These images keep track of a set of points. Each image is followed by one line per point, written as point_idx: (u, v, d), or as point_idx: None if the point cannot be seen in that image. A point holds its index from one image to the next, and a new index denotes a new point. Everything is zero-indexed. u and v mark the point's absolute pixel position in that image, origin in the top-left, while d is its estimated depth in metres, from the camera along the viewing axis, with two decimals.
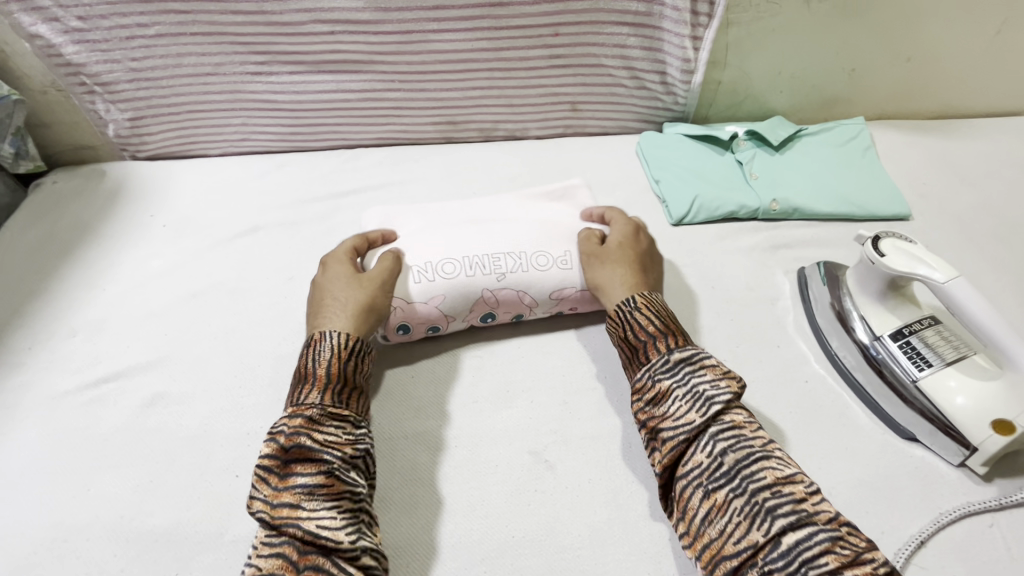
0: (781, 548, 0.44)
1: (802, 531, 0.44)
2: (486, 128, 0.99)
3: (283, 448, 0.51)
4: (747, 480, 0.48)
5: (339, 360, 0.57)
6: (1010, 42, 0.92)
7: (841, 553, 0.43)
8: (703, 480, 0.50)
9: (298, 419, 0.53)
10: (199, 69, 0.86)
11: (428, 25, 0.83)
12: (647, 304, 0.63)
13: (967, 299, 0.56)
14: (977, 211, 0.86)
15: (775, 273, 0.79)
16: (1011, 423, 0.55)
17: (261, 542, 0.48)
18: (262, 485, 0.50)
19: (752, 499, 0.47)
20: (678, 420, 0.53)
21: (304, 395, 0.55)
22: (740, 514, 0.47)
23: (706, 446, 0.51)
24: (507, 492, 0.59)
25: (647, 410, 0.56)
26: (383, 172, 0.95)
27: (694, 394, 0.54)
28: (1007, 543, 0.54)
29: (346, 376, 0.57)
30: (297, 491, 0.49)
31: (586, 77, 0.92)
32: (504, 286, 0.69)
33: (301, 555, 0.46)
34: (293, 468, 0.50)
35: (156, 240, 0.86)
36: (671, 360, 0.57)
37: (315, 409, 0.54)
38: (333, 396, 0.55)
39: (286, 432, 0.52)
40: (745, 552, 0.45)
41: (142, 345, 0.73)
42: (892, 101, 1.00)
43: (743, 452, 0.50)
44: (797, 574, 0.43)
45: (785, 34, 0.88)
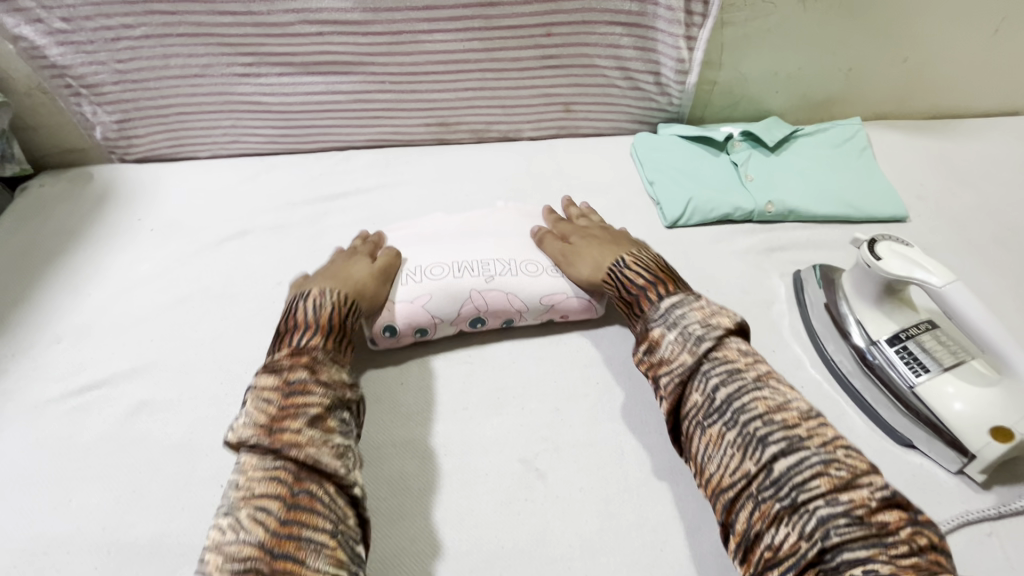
0: (772, 477, 0.46)
1: (793, 458, 0.46)
2: (479, 130, 0.98)
3: (286, 381, 0.52)
4: (738, 413, 0.49)
5: (339, 313, 0.60)
6: (1007, 42, 0.91)
7: (835, 477, 0.44)
8: (700, 418, 0.51)
9: (301, 356, 0.55)
10: (186, 71, 0.85)
11: (419, 25, 0.82)
12: (635, 261, 0.65)
13: (964, 304, 0.55)
14: (975, 213, 0.85)
15: (770, 276, 0.78)
16: (1010, 431, 0.54)
17: (253, 464, 0.47)
18: (261, 414, 0.50)
19: (744, 431, 0.48)
20: (673, 363, 0.54)
21: (302, 337, 0.57)
22: (734, 446, 0.48)
23: (699, 384, 0.52)
24: (496, 501, 0.58)
25: (644, 359, 0.57)
26: (374, 174, 0.94)
27: (682, 334, 0.55)
28: (1005, 552, 0.53)
29: (344, 328, 0.60)
30: (301, 419, 0.50)
31: (580, 77, 0.90)
32: (492, 288, 0.69)
33: (297, 480, 0.47)
34: (295, 400, 0.51)
35: (143, 244, 0.85)
36: (662, 307, 0.58)
37: (318, 351, 0.56)
38: (333, 344, 0.58)
39: (289, 369, 0.53)
40: (740, 483, 0.47)
41: (127, 351, 0.72)
42: (890, 101, 0.99)
43: (734, 385, 0.51)
44: (789, 501, 0.44)
45: (780, 33, 0.87)
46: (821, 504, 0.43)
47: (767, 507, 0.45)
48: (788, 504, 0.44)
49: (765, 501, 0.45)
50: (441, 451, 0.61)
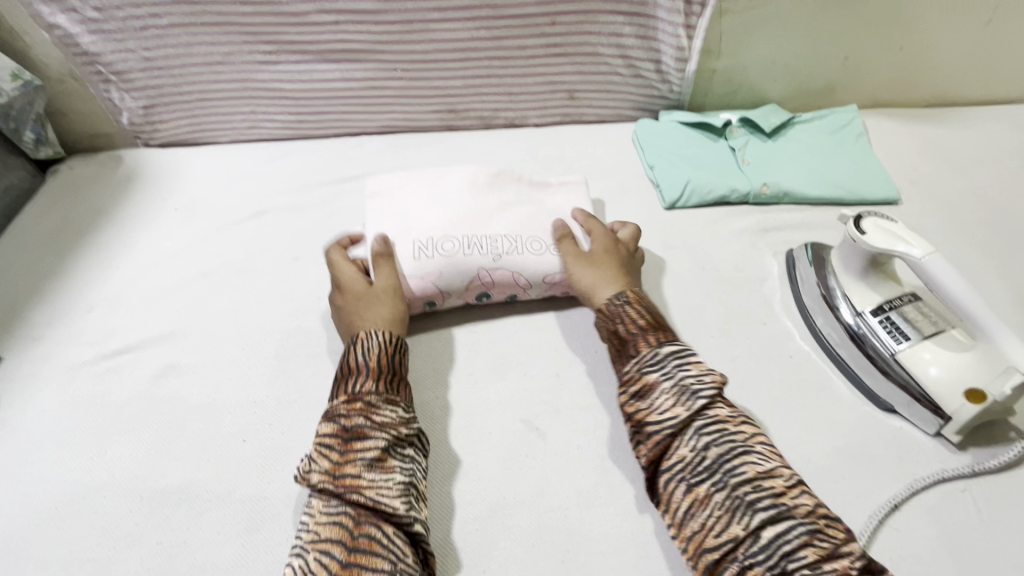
0: (760, 541, 0.48)
1: (781, 524, 0.48)
2: (487, 116, 1.02)
3: (345, 428, 0.55)
4: (728, 475, 0.51)
5: (388, 353, 0.61)
6: (1001, 31, 0.93)
7: (819, 547, 0.46)
8: (686, 475, 0.53)
9: (357, 404, 0.56)
10: (209, 58, 0.90)
11: (430, 14, 0.86)
12: (636, 299, 0.66)
13: (943, 274, 0.58)
14: (966, 197, 0.88)
15: (764, 254, 0.81)
16: (982, 392, 0.56)
17: (318, 510, 0.51)
18: (323, 459, 0.53)
19: (733, 493, 0.50)
20: (663, 414, 0.56)
21: (357, 383, 0.58)
22: (722, 508, 0.50)
23: (691, 441, 0.54)
24: (499, 456, 0.62)
25: (633, 403, 0.58)
26: (385, 158, 0.98)
27: (677, 389, 0.56)
28: (977, 507, 0.56)
29: (395, 367, 0.61)
30: (359, 463, 0.53)
31: (583, 65, 0.94)
32: (499, 267, 0.73)
33: (356, 525, 0.50)
34: (354, 446, 0.54)
35: (168, 222, 0.90)
36: (660, 354, 0.59)
37: (373, 396, 0.57)
38: (385, 385, 0.59)
39: (346, 415, 0.55)
40: (727, 544, 0.49)
41: (155, 320, 0.77)
42: (886, 89, 1.01)
43: (726, 447, 0.53)
44: (774, 568, 0.46)
45: (778, 22, 0.90)
46: (805, 571, 0.46)
47: (751, 570, 0.47)
48: (774, 571, 0.46)
49: (751, 566, 0.47)
50: (447, 412, 0.66)
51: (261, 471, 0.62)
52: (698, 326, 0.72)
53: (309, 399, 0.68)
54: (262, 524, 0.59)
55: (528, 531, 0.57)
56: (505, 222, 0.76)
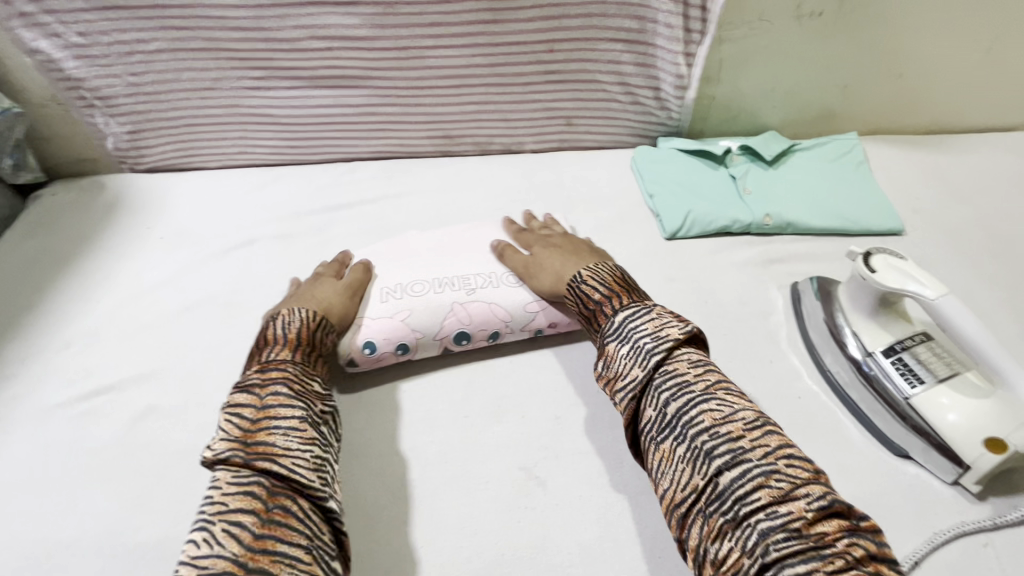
0: (718, 490, 0.45)
1: (736, 469, 0.45)
2: (482, 142, 1.00)
3: (260, 396, 0.53)
4: (687, 426, 0.49)
5: (308, 329, 0.62)
6: (1000, 60, 0.93)
7: (774, 488, 0.43)
8: (654, 433, 0.51)
9: (268, 411, 0.51)
10: (197, 84, 0.87)
11: (424, 40, 0.84)
12: (591, 275, 0.64)
13: (958, 316, 0.56)
14: (971, 226, 0.86)
15: (769, 287, 0.79)
16: (1004, 442, 0.55)
17: (226, 481, 0.46)
18: (232, 427, 0.50)
19: (692, 444, 0.48)
20: (626, 378, 0.55)
21: (273, 353, 0.58)
22: (684, 461, 0.48)
23: (652, 398, 0.52)
24: (497, 508, 0.58)
25: (603, 375, 0.58)
26: (379, 185, 0.96)
27: (634, 350, 0.55)
28: (1001, 563, 0.53)
29: (313, 342, 0.62)
30: (273, 431, 0.50)
31: (581, 92, 0.92)
32: (474, 299, 0.70)
33: (254, 555, 0.42)
34: (261, 460, 0.47)
35: (152, 252, 0.86)
36: (615, 321, 0.58)
37: (293, 407, 0.53)
38: (303, 396, 0.55)
39: (258, 426, 0.50)
40: (691, 498, 0.46)
41: (134, 358, 0.73)
42: (885, 116, 1.00)
43: (683, 398, 0.51)
44: (731, 514, 0.44)
45: (777, 50, 0.89)
46: (761, 517, 0.42)
47: (713, 523, 0.44)
48: (730, 519, 0.43)
49: (710, 517, 0.45)
50: (440, 459, 0.62)
51: None
52: None
53: None
54: None
55: None
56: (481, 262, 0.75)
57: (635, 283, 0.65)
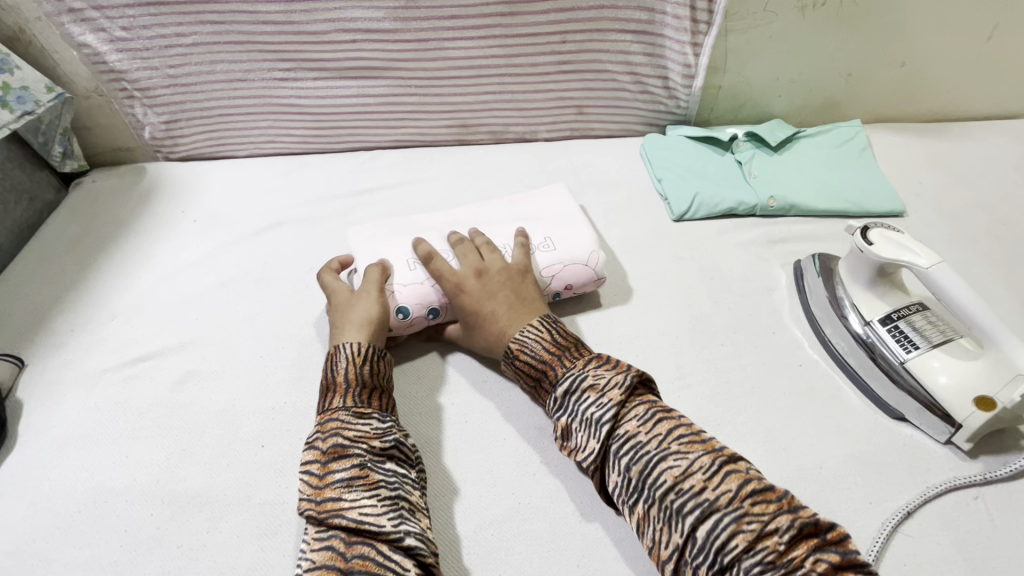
0: (698, 544, 0.46)
1: (708, 521, 0.46)
2: (497, 131, 1.04)
3: (322, 451, 0.56)
4: (651, 488, 0.50)
5: (355, 365, 0.63)
6: (1001, 47, 0.95)
7: (747, 531, 0.44)
8: (625, 497, 0.52)
9: (330, 424, 0.58)
10: (230, 75, 0.93)
11: (443, 33, 0.88)
12: (521, 349, 0.64)
13: (950, 284, 0.59)
14: (971, 208, 0.89)
15: (772, 265, 0.82)
16: (993, 400, 0.58)
17: (312, 538, 0.52)
18: (306, 487, 0.55)
19: (662, 504, 0.49)
20: (585, 450, 0.55)
21: (331, 402, 0.61)
22: (658, 521, 0.49)
23: (614, 465, 0.53)
24: (513, 463, 0.64)
25: (565, 446, 0.58)
26: (399, 172, 1.01)
27: (584, 421, 0.56)
28: (990, 514, 0.56)
29: (364, 379, 0.63)
30: (336, 485, 0.53)
31: (592, 82, 0.96)
32: None
33: (348, 546, 0.50)
34: (331, 467, 0.55)
35: (187, 234, 0.92)
36: (559, 395, 0.59)
37: (343, 412, 0.59)
38: (356, 399, 0.61)
39: (322, 438, 0.57)
40: (676, 555, 0.47)
41: (174, 329, 0.78)
42: (889, 104, 1.03)
43: (642, 459, 0.51)
44: (715, 565, 0.45)
45: (782, 40, 0.93)
46: (742, 559, 0.44)
47: (702, 575, 0.46)
48: (715, 568, 0.45)
49: (698, 569, 0.46)
50: (462, 419, 0.67)
51: (280, 476, 0.63)
52: (708, 335, 0.73)
53: None
54: (281, 528, 0.59)
55: (544, 537, 0.58)
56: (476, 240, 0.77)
57: (572, 339, 0.64)
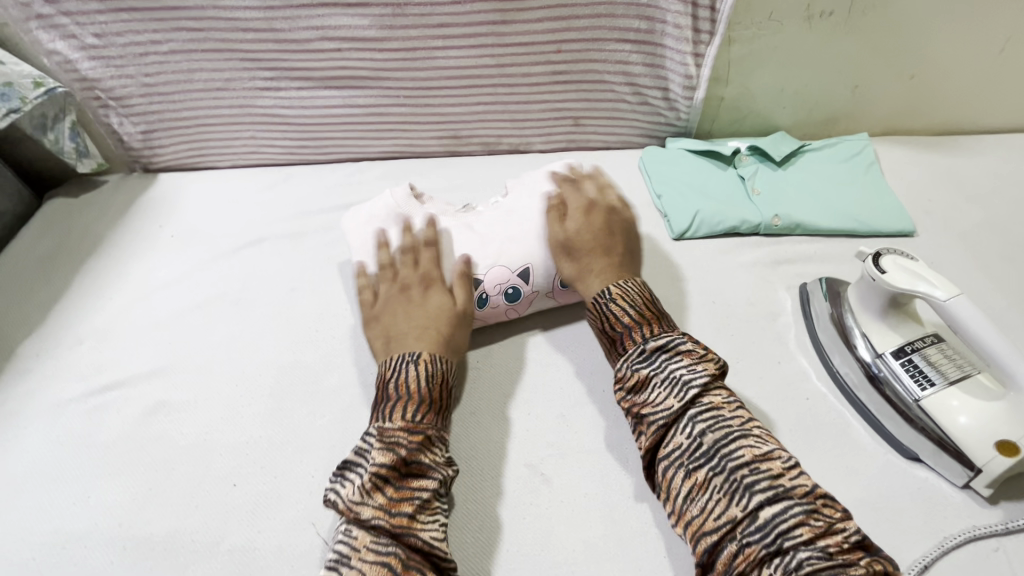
0: (758, 523, 0.48)
1: (778, 505, 0.48)
2: (490, 142, 1.00)
3: (403, 461, 0.54)
4: (725, 459, 0.51)
5: (439, 384, 0.60)
6: (1013, 60, 0.91)
7: (815, 525, 0.46)
8: (684, 461, 0.53)
9: (417, 435, 0.56)
10: (210, 84, 0.89)
11: (433, 41, 0.84)
12: (621, 294, 0.65)
13: (970, 318, 0.55)
14: (983, 228, 0.85)
15: (776, 288, 0.78)
16: (1016, 445, 0.54)
17: (364, 545, 0.50)
18: (376, 493, 0.52)
19: (730, 476, 0.51)
20: (659, 406, 0.56)
21: (414, 411, 0.58)
22: (720, 492, 0.50)
23: (685, 428, 0.54)
24: (502, 505, 0.60)
25: (630, 399, 0.59)
26: (387, 186, 0.97)
27: (670, 379, 0.57)
28: (1012, 567, 0.52)
29: (445, 401, 0.62)
30: (415, 503, 0.53)
31: (589, 93, 0.92)
32: (490, 267, 0.70)
33: (404, 567, 0.49)
34: (411, 482, 0.54)
35: (164, 250, 0.88)
36: (648, 349, 0.60)
37: (434, 431, 0.58)
38: (441, 420, 0.60)
39: (404, 446, 0.55)
40: (726, 527, 0.49)
41: (146, 354, 0.74)
42: (896, 117, 0.99)
43: (722, 431, 0.53)
44: (772, 545, 0.47)
45: (786, 50, 0.89)
46: (801, 548, 0.46)
47: (750, 551, 0.47)
48: (771, 550, 0.46)
49: (749, 545, 0.47)
50: (448, 456, 0.63)
51: (251, 518, 0.59)
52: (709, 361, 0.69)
53: (304, 441, 0.65)
54: None
55: None
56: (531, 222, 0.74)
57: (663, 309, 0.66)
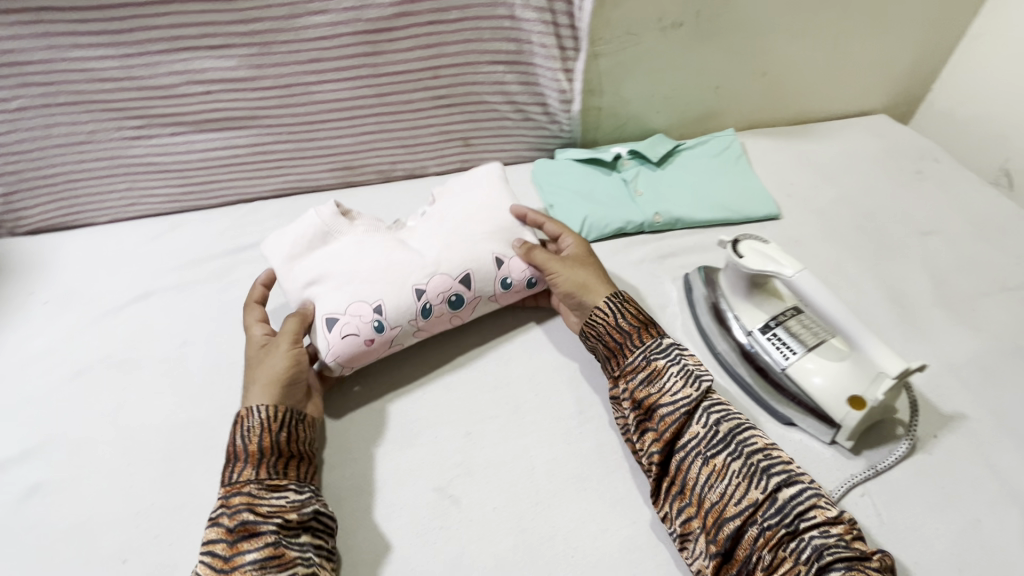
0: (777, 504, 0.54)
1: (794, 488, 0.55)
2: (385, 170, 1.01)
3: (228, 529, 0.53)
4: (741, 445, 0.58)
5: (271, 431, 0.58)
6: (845, 53, 1.03)
7: (825, 508, 0.54)
8: (702, 449, 0.59)
9: (234, 496, 0.55)
10: (72, 138, 0.84)
11: (307, 77, 0.84)
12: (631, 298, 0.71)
13: (812, 289, 0.61)
14: (838, 203, 0.94)
15: (663, 281, 0.83)
16: (864, 398, 0.60)
17: None
18: (206, 572, 0.51)
19: (747, 461, 0.57)
20: (676, 395, 0.62)
21: (234, 472, 0.57)
22: (739, 476, 0.56)
23: (701, 418, 0.61)
24: (412, 532, 0.60)
25: (643, 387, 0.64)
26: (282, 223, 0.95)
27: (684, 371, 0.64)
28: (876, 509, 0.58)
29: (280, 446, 0.59)
30: (246, 568, 0.51)
31: (473, 114, 0.95)
32: (432, 275, 0.71)
33: None
34: (240, 547, 0.52)
35: (38, 319, 0.81)
36: (665, 342, 0.67)
37: (251, 485, 0.56)
38: (267, 469, 0.57)
39: (229, 514, 0.54)
40: (747, 511, 0.54)
41: (20, 434, 0.68)
42: (757, 112, 1.09)
43: (732, 421, 0.60)
44: (791, 525, 0.53)
45: (648, 60, 0.95)
46: (815, 530, 0.52)
47: (772, 534, 0.53)
48: (790, 531, 0.53)
49: (769, 527, 0.53)
50: (354, 492, 0.63)
51: None
52: None
53: (201, 501, 0.62)
54: None
55: None
56: (462, 222, 0.77)
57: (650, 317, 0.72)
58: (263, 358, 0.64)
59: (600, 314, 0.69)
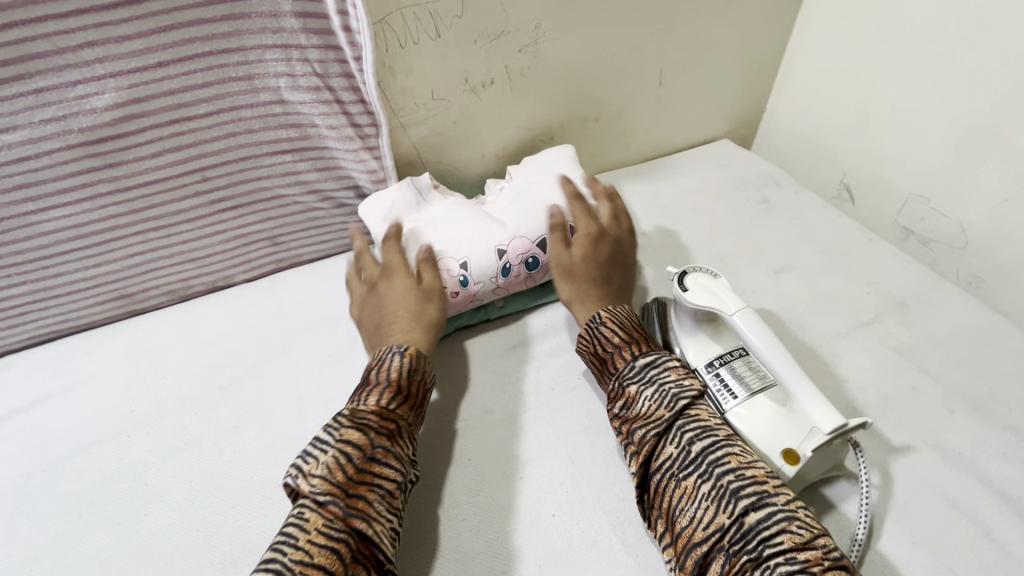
0: (743, 530, 0.46)
1: (762, 512, 0.47)
2: (178, 288, 0.83)
3: (371, 445, 0.54)
4: (712, 465, 0.51)
5: (419, 387, 0.62)
6: (674, 87, 0.98)
7: (796, 534, 0.45)
8: (674, 470, 0.53)
9: (386, 422, 0.56)
10: None
11: (21, 206, 0.65)
12: (611, 317, 0.66)
13: (753, 331, 0.58)
14: (692, 247, 0.88)
15: (514, 379, 0.72)
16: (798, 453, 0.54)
17: (317, 527, 0.47)
18: (338, 468, 0.51)
19: (717, 482, 0.50)
20: (650, 417, 0.57)
21: (382, 399, 0.58)
22: (708, 498, 0.49)
23: (675, 437, 0.54)
24: None
25: (622, 415, 0.59)
26: (37, 383, 0.74)
27: (659, 391, 0.57)
28: None
29: (418, 400, 0.62)
30: (374, 490, 0.52)
31: (271, 211, 0.80)
32: (515, 237, 0.75)
33: (351, 560, 0.48)
34: (372, 468, 0.53)
35: None
36: (637, 365, 0.60)
37: (399, 424, 0.58)
38: (409, 415, 0.60)
39: (374, 431, 0.55)
40: (715, 536, 0.48)
41: None
42: (601, 154, 1.02)
43: (709, 439, 0.53)
44: (755, 552, 0.45)
45: (466, 121, 0.85)
46: (782, 561, 0.44)
47: (736, 561, 0.46)
48: (755, 559, 0.45)
49: (736, 554, 0.46)
50: None
51: None
52: (447, 515, 0.59)
53: None
54: None
55: None
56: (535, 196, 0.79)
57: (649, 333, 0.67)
58: (407, 296, 0.70)
59: (585, 343, 0.66)
